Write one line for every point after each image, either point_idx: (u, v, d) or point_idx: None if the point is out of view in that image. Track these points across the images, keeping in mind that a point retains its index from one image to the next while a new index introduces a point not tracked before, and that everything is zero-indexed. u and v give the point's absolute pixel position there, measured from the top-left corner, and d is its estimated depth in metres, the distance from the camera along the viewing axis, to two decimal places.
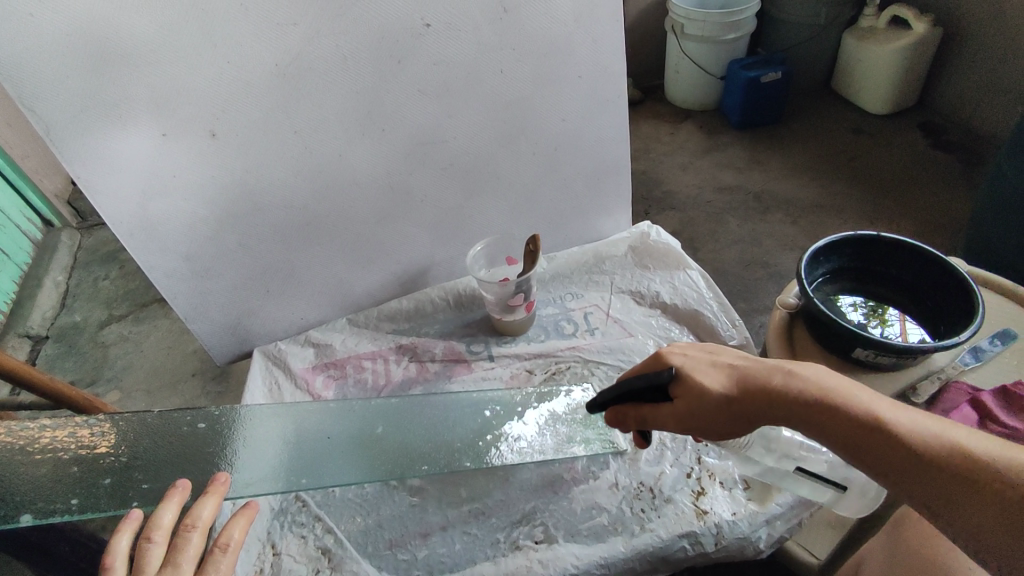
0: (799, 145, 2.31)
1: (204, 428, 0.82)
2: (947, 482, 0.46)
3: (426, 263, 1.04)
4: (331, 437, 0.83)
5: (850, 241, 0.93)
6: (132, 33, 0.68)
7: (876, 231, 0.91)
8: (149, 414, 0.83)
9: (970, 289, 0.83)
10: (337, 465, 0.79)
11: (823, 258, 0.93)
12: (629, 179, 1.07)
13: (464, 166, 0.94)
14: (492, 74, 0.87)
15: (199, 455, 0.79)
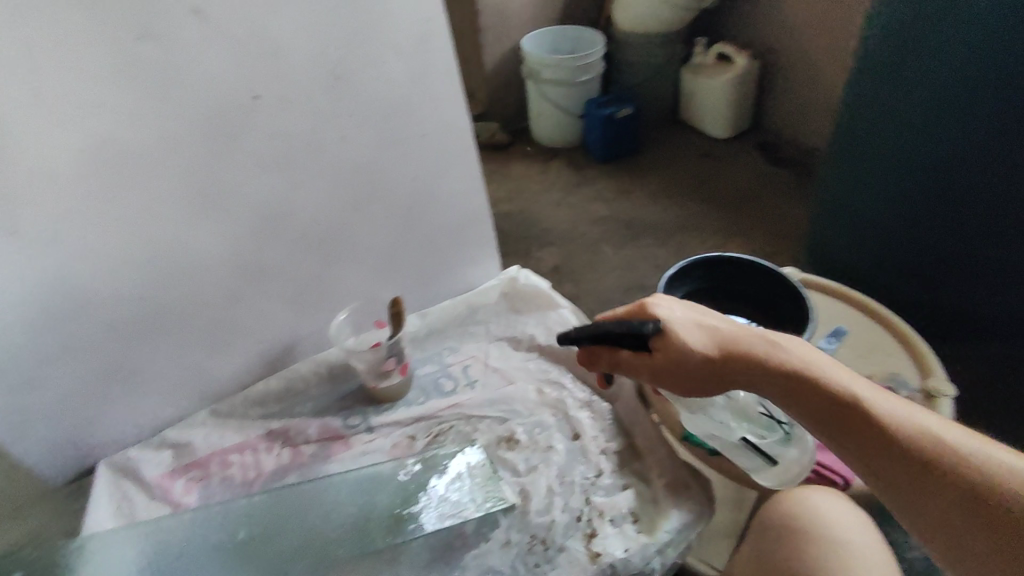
0: (658, 173, 2.48)
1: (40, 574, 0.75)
2: (877, 447, 0.53)
3: (291, 339, 0.98)
4: (194, 552, 0.78)
5: (699, 264, 0.99)
6: None
7: (719, 253, 0.98)
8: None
9: (802, 298, 0.91)
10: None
11: (677, 282, 0.98)
12: (491, 226, 1.08)
13: (318, 235, 0.91)
14: (334, 140, 0.84)
15: None
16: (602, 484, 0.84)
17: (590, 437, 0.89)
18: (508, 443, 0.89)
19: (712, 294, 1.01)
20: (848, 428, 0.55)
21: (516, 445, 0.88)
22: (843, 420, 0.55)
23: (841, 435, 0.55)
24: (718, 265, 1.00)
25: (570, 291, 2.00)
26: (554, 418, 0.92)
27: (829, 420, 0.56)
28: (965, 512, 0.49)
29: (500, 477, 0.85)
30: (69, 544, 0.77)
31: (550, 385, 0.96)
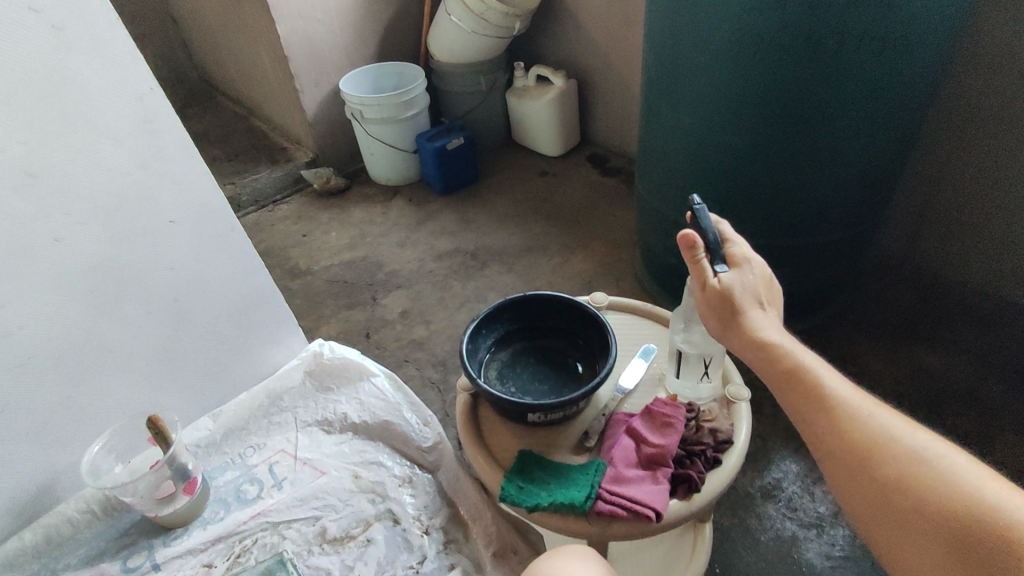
0: (499, 198, 2.48)
1: None
2: (867, 464, 0.50)
3: (46, 480, 0.82)
4: None
5: (504, 306, 0.95)
6: None
7: (522, 291, 0.95)
8: None
9: (604, 326, 0.90)
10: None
11: (485, 329, 0.94)
12: (285, 301, 0.99)
13: (53, 354, 0.77)
14: (46, 245, 0.72)
15: None
16: (426, 571, 0.77)
17: (410, 519, 0.82)
18: (320, 547, 0.80)
19: (524, 333, 0.98)
20: (820, 414, 0.54)
21: (329, 547, 0.80)
22: (825, 403, 0.54)
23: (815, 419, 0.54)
24: (524, 304, 0.97)
25: (422, 333, 1.92)
26: (370, 505, 0.84)
27: (813, 405, 0.54)
28: (930, 552, 0.45)
29: None
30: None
31: (365, 468, 0.88)
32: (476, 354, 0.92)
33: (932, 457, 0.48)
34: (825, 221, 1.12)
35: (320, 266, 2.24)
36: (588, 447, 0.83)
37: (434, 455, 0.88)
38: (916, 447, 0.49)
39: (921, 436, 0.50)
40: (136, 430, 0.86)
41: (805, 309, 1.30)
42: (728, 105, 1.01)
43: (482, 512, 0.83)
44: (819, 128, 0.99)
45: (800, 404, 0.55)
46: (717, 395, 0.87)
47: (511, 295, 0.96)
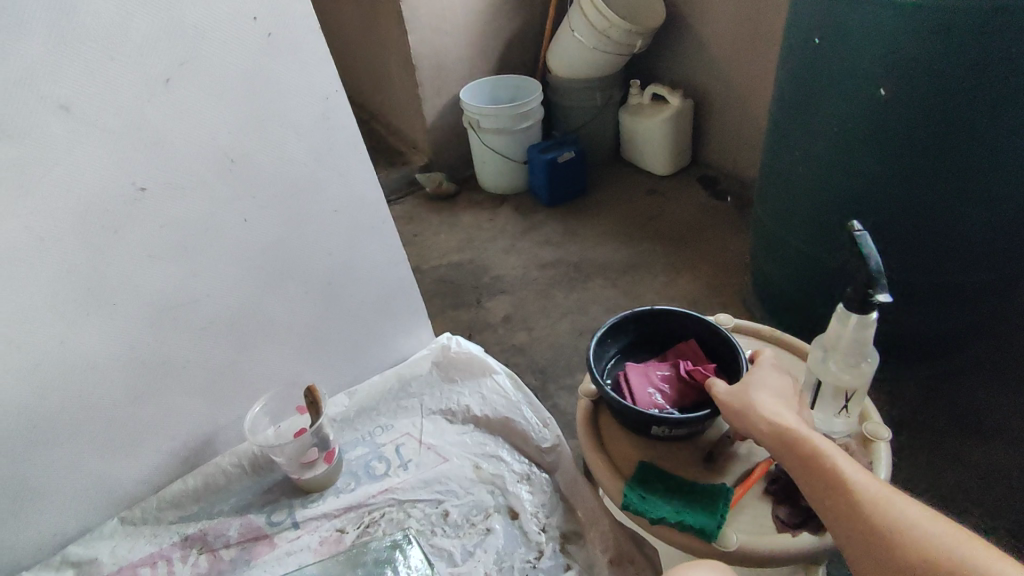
0: (604, 213, 2.49)
1: None
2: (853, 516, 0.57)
3: (207, 433, 0.92)
4: None
5: (634, 317, 0.96)
6: None
7: (650, 307, 0.96)
8: None
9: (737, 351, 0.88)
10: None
11: (611, 340, 0.95)
12: (420, 294, 1.05)
13: (229, 321, 0.86)
14: (235, 224, 0.81)
15: None
16: (543, 567, 0.79)
17: (528, 514, 0.84)
18: (444, 528, 0.84)
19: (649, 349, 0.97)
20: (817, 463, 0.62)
21: (451, 529, 0.84)
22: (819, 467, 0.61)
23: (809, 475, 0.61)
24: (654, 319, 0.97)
25: (523, 340, 1.95)
26: (489, 495, 0.87)
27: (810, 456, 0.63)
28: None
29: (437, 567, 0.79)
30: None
31: (485, 460, 0.92)
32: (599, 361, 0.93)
33: (914, 514, 0.55)
34: (978, 261, 1.04)
35: (428, 266, 2.34)
36: (712, 465, 0.82)
37: (551, 457, 0.90)
38: (899, 514, 0.56)
39: (902, 504, 0.57)
40: (289, 395, 0.96)
41: (943, 355, 1.21)
42: (877, 135, 0.95)
43: (597, 517, 0.83)
44: (983, 162, 0.93)
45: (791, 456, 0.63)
46: (854, 431, 0.82)
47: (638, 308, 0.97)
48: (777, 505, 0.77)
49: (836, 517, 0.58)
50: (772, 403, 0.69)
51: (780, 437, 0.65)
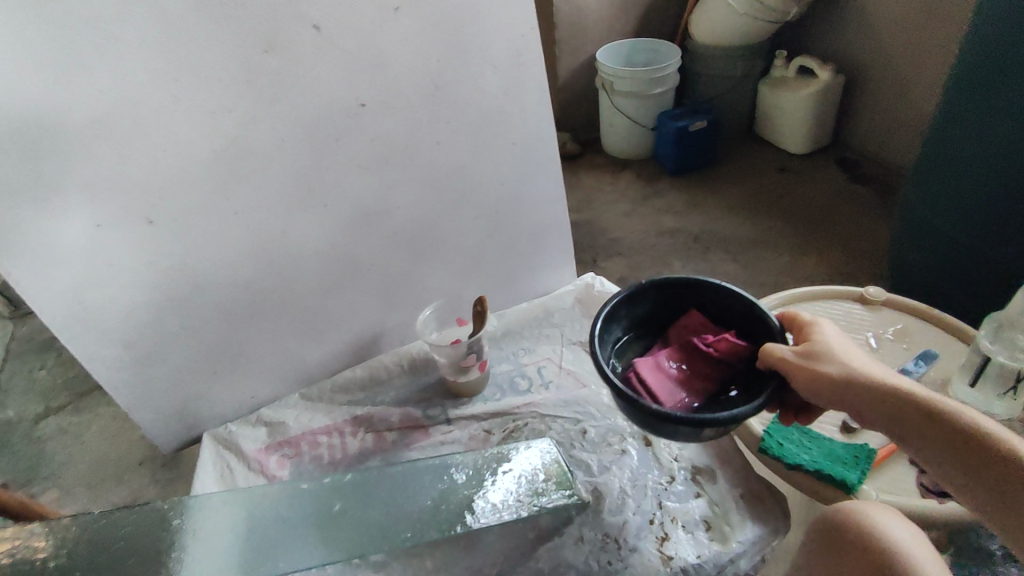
0: (732, 187, 2.42)
1: (129, 532, 0.78)
2: (997, 471, 0.53)
3: (377, 332, 1.05)
4: (285, 520, 0.81)
5: (646, 287, 0.73)
6: (56, 126, 0.70)
7: (629, 285, 0.71)
8: (90, 517, 0.78)
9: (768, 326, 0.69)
10: (303, 533, 0.80)
11: (622, 311, 0.72)
12: (570, 233, 1.12)
13: (409, 233, 0.97)
14: (429, 145, 0.90)
15: (142, 555, 0.77)
16: (675, 490, 0.85)
17: (663, 444, 0.90)
18: (582, 443, 0.91)
19: (672, 318, 0.76)
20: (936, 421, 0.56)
21: (589, 445, 0.91)
22: (941, 419, 0.56)
23: (930, 430, 0.56)
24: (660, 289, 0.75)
25: None
26: (625, 422, 0.93)
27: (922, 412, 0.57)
28: None
29: (573, 476, 0.87)
30: (166, 502, 0.81)
31: None
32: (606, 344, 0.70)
33: None
34: None
35: None
36: (855, 427, 0.83)
37: None
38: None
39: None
40: (449, 309, 1.06)
41: None
42: None
43: (731, 456, 0.87)
44: None
45: (905, 412, 0.57)
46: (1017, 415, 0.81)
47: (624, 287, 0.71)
48: (925, 475, 0.77)
49: (975, 468, 0.54)
50: (858, 356, 0.62)
51: (886, 390, 0.59)
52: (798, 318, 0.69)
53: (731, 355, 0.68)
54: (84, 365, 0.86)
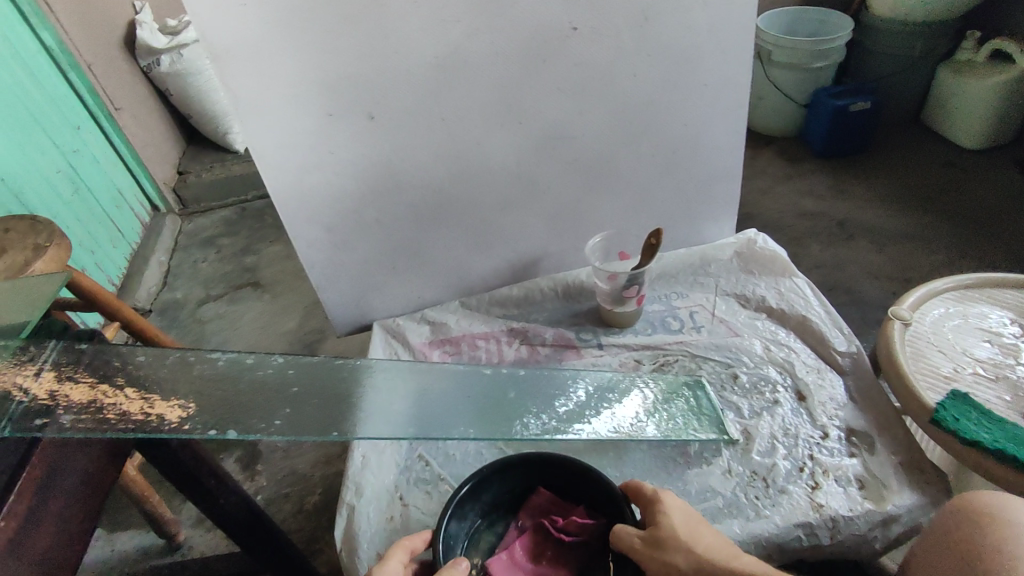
0: (879, 176, 2.20)
1: (292, 375, 0.69)
2: None
3: (538, 254, 1.10)
4: (461, 394, 0.76)
5: (473, 484, 0.75)
6: (315, 18, 0.77)
7: (470, 477, 0.75)
8: (229, 357, 0.69)
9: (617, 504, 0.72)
10: (500, 402, 0.76)
11: (470, 500, 0.76)
12: (740, 187, 1.10)
13: (589, 163, 1.00)
14: (626, 77, 0.92)
15: (312, 399, 0.67)
16: (828, 446, 0.84)
17: (818, 400, 0.89)
18: (733, 387, 0.93)
19: (518, 494, 0.80)
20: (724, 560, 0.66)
21: (740, 390, 0.92)
22: None
23: None
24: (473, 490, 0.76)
25: None
26: (779, 375, 0.93)
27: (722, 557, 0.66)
28: None
29: (723, 414, 0.89)
30: (347, 362, 0.74)
31: (777, 345, 0.98)
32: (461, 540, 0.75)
33: None
34: None
35: None
36: None
37: (846, 360, 0.94)
38: None
39: None
40: (615, 241, 1.09)
41: None
42: None
43: (893, 425, 0.86)
44: None
45: None
46: None
47: (463, 482, 0.75)
48: None
49: None
50: (696, 529, 0.67)
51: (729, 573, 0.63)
52: (641, 490, 0.73)
53: (582, 534, 0.74)
54: (292, 242, 0.96)
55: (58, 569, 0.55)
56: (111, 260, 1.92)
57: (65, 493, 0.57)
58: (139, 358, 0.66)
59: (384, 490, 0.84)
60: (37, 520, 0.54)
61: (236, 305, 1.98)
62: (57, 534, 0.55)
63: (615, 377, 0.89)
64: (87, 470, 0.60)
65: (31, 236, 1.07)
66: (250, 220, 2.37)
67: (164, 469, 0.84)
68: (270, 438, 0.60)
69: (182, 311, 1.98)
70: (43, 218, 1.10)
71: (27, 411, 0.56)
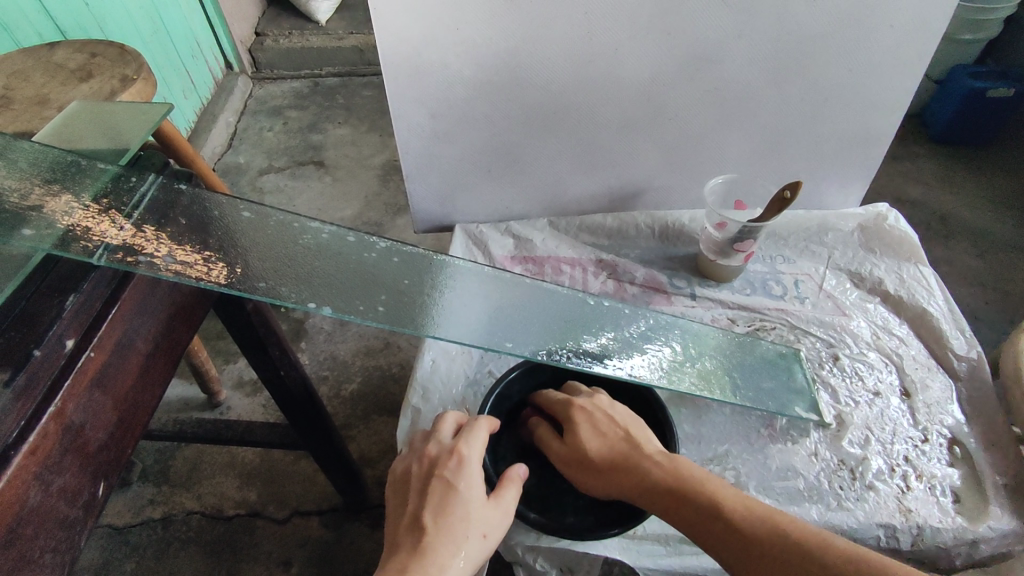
0: (999, 172, 1.93)
1: (396, 264, 0.64)
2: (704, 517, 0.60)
3: (643, 187, 1.02)
4: (543, 310, 0.68)
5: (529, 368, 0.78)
6: None
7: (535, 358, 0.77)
8: (324, 231, 0.63)
9: (665, 424, 0.74)
10: (597, 333, 0.69)
11: (519, 384, 0.78)
12: (884, 152, 0.99)
13: (728, 95, 0.89)
14: (803, 2, 0.78)
15: (407, 292, 0.61)
16: (928, 451, 0.78)
17: (924, 401, 0.82)
18: (831, 367, 0.86)
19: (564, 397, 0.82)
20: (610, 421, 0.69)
21: (839, 372, 0.85)
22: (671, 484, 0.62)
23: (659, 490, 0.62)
24: (526, 377, 0.79)
25: None
26: (884, 365, 0.86)
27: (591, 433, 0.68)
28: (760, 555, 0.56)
29: (818, 393, 0.83)
30: (437, 258, 0.67)
31: (887, 334, 0.89)
32: (497, 415, 0.76)
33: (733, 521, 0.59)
34: None
35: None
36: None
37: (962, 366, 0.85)
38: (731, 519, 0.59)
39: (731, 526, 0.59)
40: (734, 188, 1.00)
41: None
42: None
43: (1001, 444, 0.79)
44: None
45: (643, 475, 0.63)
46: None
47: (523, 360, 0.78)
48: None
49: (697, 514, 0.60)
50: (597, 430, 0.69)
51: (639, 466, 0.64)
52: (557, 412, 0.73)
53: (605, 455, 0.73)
54: (393, 121, 0.89)
55: (139, 411, 0.53)
56: (182, 111, 1.87)
57: (152, 335, 0.54)
58: (241, 215, 0.61)
59: (450, 398, 0.81)
60: (125, 357, 0.51)
61: (297, 181, 1.94)
62: (141, 375, 0.53)
63: (715, 333, 0.81)
64: (172, 316, 0.57)
65: (119, 65, 1.01)
66: (321, 96, 2.29)
67: (235, 334, 0.80)
68: (365, 323, 0.56)
69: (244, 176, 1.95)
70: (132, 47, 1.04)
71: (114, 243, 0.52)
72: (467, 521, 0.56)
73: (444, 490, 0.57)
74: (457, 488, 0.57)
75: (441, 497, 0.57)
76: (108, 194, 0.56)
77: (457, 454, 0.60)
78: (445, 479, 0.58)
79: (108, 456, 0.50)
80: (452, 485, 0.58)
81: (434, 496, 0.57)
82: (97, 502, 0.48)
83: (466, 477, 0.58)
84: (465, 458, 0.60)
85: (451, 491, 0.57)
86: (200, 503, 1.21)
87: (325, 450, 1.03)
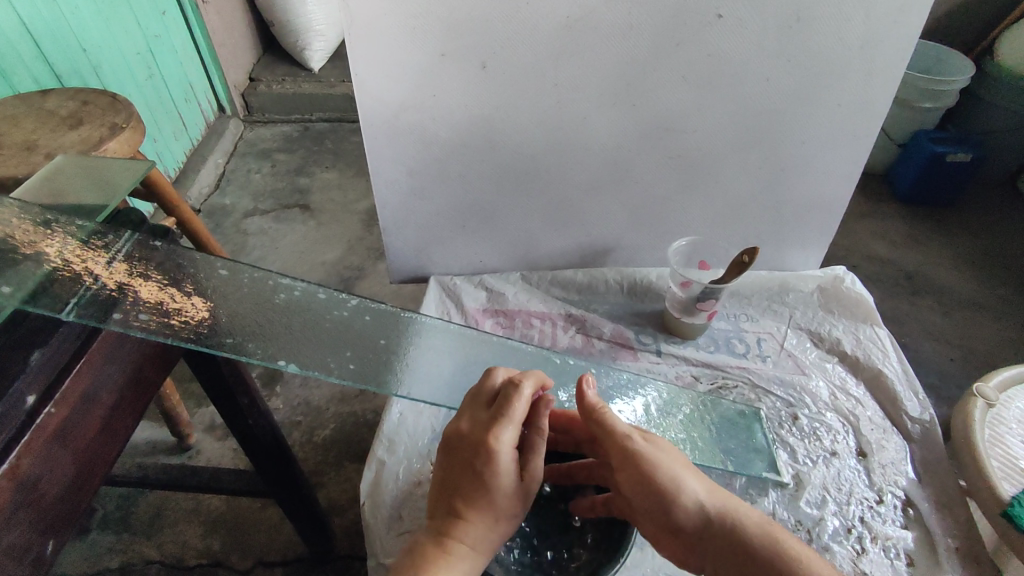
0: (960, 232, 2.01)
1: (368, 322, 0.66)
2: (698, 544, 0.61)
3: (612, 244, 1.06)
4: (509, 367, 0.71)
5: None
6: None
7: None
8: (298, 287, 0.65)
9: None
10: (561, 393, 0.72)
11: None
12: (840, 219, 1.04)
13: (692, 161, 0.94)
14: (756, 80, 0.84)
15: (376, 349, 0.63)
16: (883, 512, 0.79)
17: (879, 461, 0.84)
18: (790, 427, 0.88)
19: None
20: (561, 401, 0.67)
21: (798, 432, 0.88)
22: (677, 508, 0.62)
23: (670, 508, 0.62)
24: None
25: None
26: (841, 425, 0.88)
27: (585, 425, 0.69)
28: None
29: (776, 452, 0.84)
30: (408, 314, 0.69)
31: (844, 394, 0.92)
32: None
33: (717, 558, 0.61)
34: None
35: None
36: None
37: (915, 427, 0.88)
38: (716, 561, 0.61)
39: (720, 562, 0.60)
40: (698, 250, 1.04)
41: None
42: None
43: (953, 505, 0.80)
44: None
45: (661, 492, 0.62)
46: None
47: None
48: None
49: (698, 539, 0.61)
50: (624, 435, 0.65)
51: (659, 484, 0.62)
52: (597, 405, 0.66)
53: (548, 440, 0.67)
54: (371, 177, 0.92)
55: (98, 464, 0.54)
56: (170, 153, 1.91)
57: (118, 387, 0.55)
58: (217, 273, 0.63)
59: (416, 452, 0.82)
60: (88, 409, 0.52)
61: (281, 223, 1.96)
62: (103, 427, 0.54)
63: (674, 391, 0.84)
64: (139, 368, 0.58)
65: (109, 114, 1.04)
66: (309, 141, 2.34)
67: (205, 383, 0.81)
68: (329, 380, 0.58)
69: (228, 218, 1.97)
70: (124, 98, 1.08)
71: (88, 300, 0.54)
72: (492, 512, 0.59)
73: (473, 482, 0.59)
74: (486, 487, 0.58)
75: (469, 487, 0.59)
76: (84, 251, 0.58)
77: (488, 450, 0.58)
78: (477, 472, 0.59)
79: (62, 511, 0.50)
80: (481, 482, 0.58)
81: (464, 487, 0.59)
82: (46, 559, 0.49)
83: (493, 475, 0.58)
84: (495, 453, 0.58)
85: (479, 486, 0.58)
86: (161, 551, 1.18)
87: (292, 499, 1.02)
